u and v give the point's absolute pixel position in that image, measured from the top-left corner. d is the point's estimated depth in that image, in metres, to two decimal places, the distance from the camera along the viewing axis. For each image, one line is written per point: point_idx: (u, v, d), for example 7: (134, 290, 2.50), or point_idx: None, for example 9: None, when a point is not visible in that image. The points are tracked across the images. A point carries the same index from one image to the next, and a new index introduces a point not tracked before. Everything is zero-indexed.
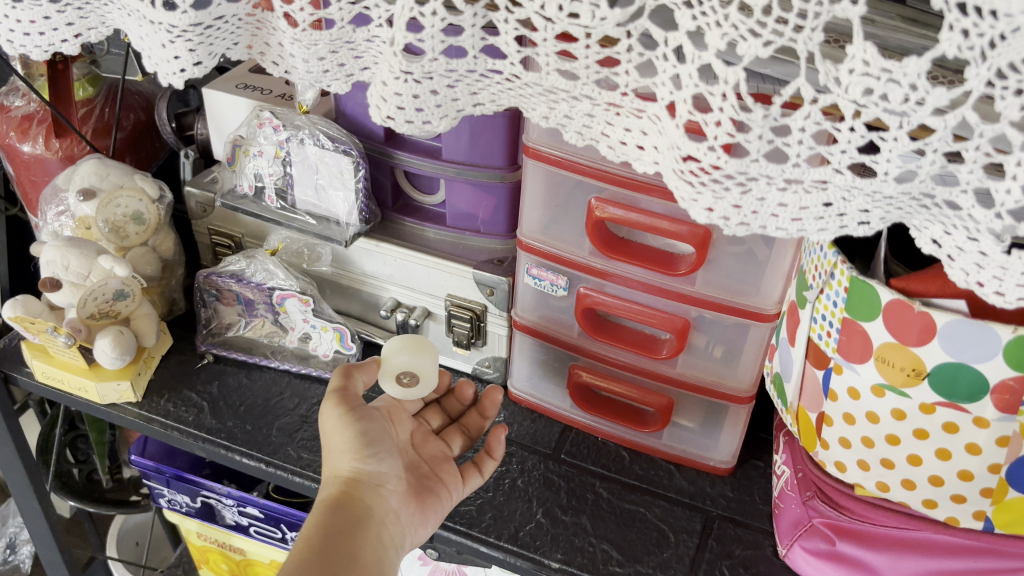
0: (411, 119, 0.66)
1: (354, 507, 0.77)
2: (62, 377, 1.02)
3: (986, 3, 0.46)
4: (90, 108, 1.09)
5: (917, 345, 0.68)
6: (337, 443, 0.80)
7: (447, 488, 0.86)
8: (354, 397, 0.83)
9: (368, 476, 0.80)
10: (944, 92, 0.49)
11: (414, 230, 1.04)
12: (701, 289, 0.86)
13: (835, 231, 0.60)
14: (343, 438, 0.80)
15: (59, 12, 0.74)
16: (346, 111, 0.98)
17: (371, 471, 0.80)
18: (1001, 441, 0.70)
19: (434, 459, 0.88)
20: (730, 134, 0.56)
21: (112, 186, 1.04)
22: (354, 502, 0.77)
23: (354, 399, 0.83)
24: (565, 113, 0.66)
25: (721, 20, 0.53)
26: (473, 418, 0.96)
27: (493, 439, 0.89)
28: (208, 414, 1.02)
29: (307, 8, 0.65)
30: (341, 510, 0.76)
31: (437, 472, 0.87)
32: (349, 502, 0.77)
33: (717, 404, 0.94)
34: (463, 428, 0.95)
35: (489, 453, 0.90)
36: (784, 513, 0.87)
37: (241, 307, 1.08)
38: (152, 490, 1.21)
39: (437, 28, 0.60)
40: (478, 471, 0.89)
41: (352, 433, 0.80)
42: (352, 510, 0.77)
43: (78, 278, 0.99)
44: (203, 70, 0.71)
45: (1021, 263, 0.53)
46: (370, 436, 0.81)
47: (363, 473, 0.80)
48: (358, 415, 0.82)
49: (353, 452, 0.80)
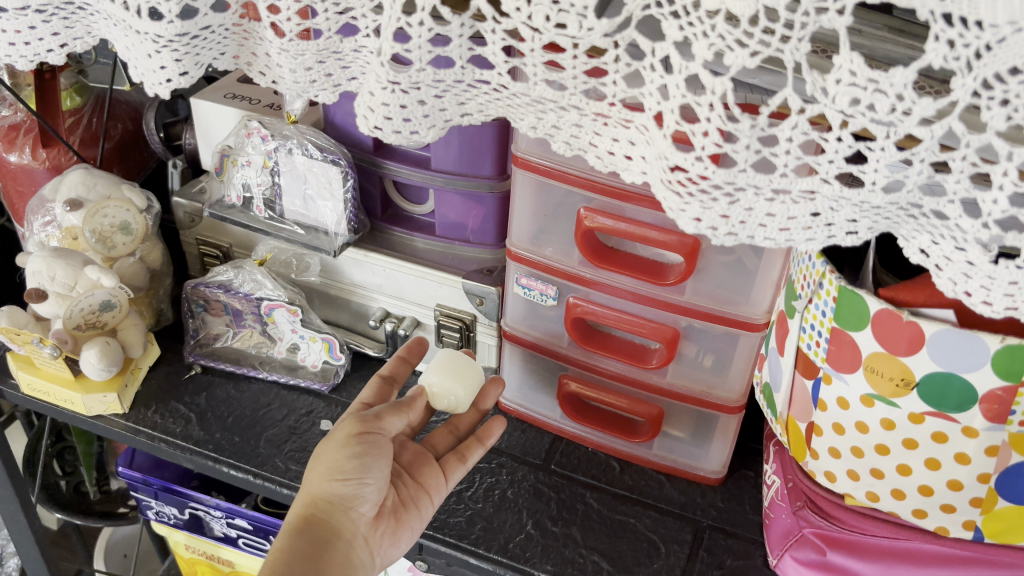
0: (398, 129, 0.66)
1: (322, 531, 0.76)
2: (47, 389, 1.01)
3: (971, 13, 0.46)
4: (77, 118, 1.09)
5: (906, 355, 0.68)
6: (328, 463, 0.77)
7: (429, 494, 0.85)
8: (373, 427, 0.80)
9: (350, 499, 0.77)
10: (930, 102, 0.49)
11: (403, 240, 1.03)
12: (690, 298, 0.86)
13: (823, 241, 0.60)
14: (336, 461, 0.77)
15: (45, 22, 0.73)
16: (335, 121, 0.97)
17: (354, 495, 0.78)
18: (991, 450, 0.70)
19: (417, 460, 0.87)
20: (717, 144, 0.55)
21: (99, 196, 1.03)
22: (324, 525, 0.76)
23: (367, 426, 0.80)
24: (553, 123, 0.66)
25: (708, 30, 0.53)
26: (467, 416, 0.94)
27: (490, 423, 0.89)
28: (196, 426, 1.02)
29: (294, 18, 0.65)
30: (309, 533, 0.76)
31: (418, 478, 0.85)
32: (320, 525, 0.76)
33: (707, 414, 0.94)
34: (451, 427, 0.93)
35: (482, 440, 0.89)
36: (775, 522, 0.87)
37: (229, 317, 1.07)
38: (140, 502, 1.20)
39: (424, 38, 0.60)
40: (464, 463, 0.89)
41: (347, 460, 0.77)
42: (320, 533, 0.76)
43: (64, 288, 0.98)
44: (190, 80, 0.71)
45: (1008, 272, 0.53)
46: (365, 462, 0.77)
47: (346, 496, 0.77)
48: (364, 441, 0.78)
49: (342, 476, 0.77)
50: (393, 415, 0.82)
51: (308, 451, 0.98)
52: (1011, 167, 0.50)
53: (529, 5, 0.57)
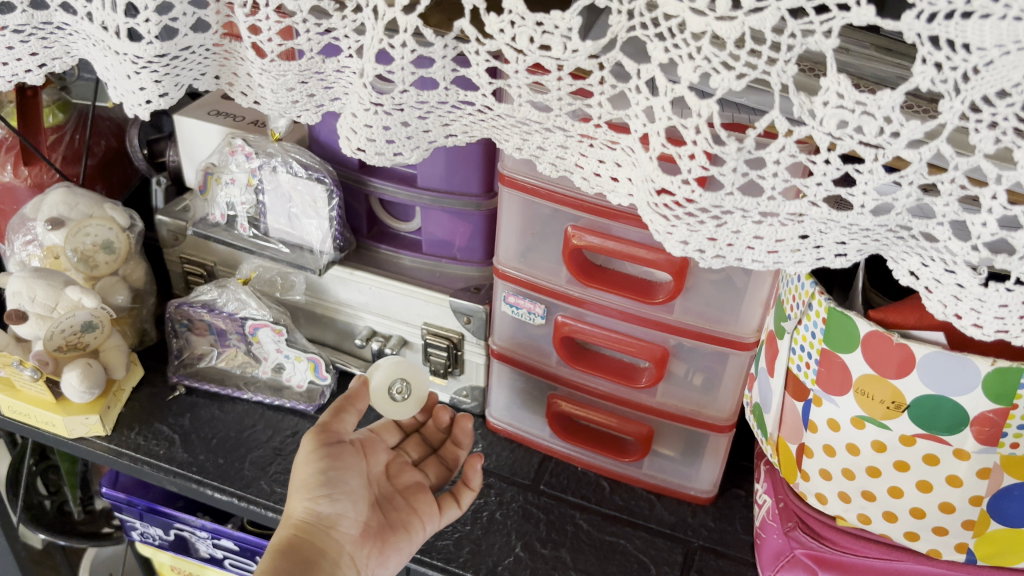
0: (382, 151, 0.65)
1: (307, 552, 0.75)
2: (29, 412, 0.99)
3: (958, 36, 0.46)
4: (60, 135, 1.07)
5: (896, 377, 0.67)
6: (297, 484, 0.78)
7: (421, 519, 0.84)
8: (328, 435, 0.81)
9: (326, 516, 0.77)
10: (918, 125, 0.49)
11: (389, 257, 1.02)
12: (679, 317, 0.85)
13: (812, 264, 0.59)
14: (305, 478, 0.78)
15: (23, 42, 0.72)
16: (320, 139, 0.96)
17: (328, 512, 0.78)
18: (983, 473, 0.70)
19: (409, 489, 0.86)
20: (704, 166, 0.55)
21: (81, 215, 1.02)
22: (307, 544, 0.75)
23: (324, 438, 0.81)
24: (539, 144, 0.65)
25: (694, 52, 0.52)
26: (450, 449, 0.93)
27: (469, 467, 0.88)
28: (179, 448, 1.00)
29: (275, 38, 0.64)
30: (293, 553, 0.75)
31: (409, 501, 0.84)
32: (304, 545, 0.75)
33: (698, 433, 0.93)
34: (439, 458, 0.92)
35: (468, 484, 0.88)
36: (766, 543, 0.84)
37: (213, 337, 1.06)
38: (123, 523, 1.18)
39: (407, 60, 0.59)
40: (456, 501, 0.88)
41: (314, 475, 0.78)
42: (305, 553, 0.75)
43: (45, 309, 0.96)
44: (170, 101, 0.70)
45: (998, 295, 0.53)
46: (328, 475, 0.78)
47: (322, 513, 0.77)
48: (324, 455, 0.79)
49: (312, 493, 0.77)
50: (344, 421, 0.82)
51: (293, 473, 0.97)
52: (1000, 191, 0.49)
53: (513, 27, 0.55)
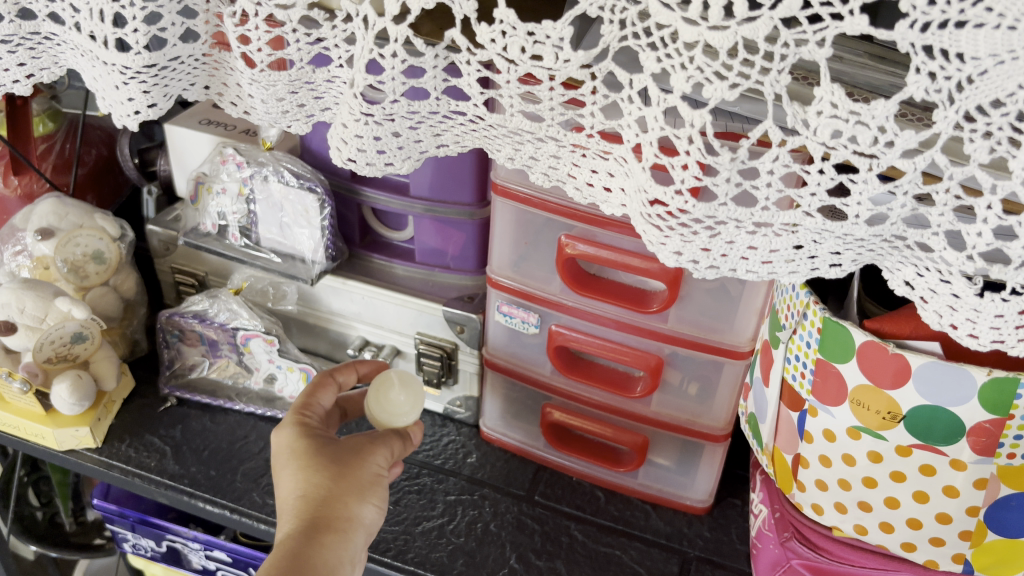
0: (372, 161, 0.65)
1: (343, 555, 0.67)
2: (18, 424, 0.98)
3: (952, 46, 0.45)
4: (50, 144, 1.06)
5: (892, 388, 0.67)
6: (354, 483, 0.70)
7: None
8: (385, 446, 0.74)
9: (367, 526, 0.70)
10: (912, 134, 0.48)
11: (382, 267, 1.01)
12: (673, 326, 0.84)
13: (806, 274, 0.59)
14: (362, 477, 0.70)
15: (10, 53, 0.71)
16: (312, 148, 0.95)
17: (372, 522, 0.71)
18: (979, 483, 0.69)
19: None
20: (697, 177, 0.54)
21: (71, 225, 1.01)
22: (344, 544, 0.67)
23: (382, 445, 0.74)
24: (531, 154, 0.65)
25: (686, 62, 0.51)
26: None
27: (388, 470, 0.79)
28: (171, 459, 0.99)
29: (265, 49, 0.63)
30: (331, 550, 0.66)
31: None
32: (344, 546, 0.67)
33: (693, 443, 0.93)
34: None
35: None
36: (761, 554, 0.84)
37: (205, 347, 1.05)
38: (115, 535, 1.16)
39: (397, 70, 0.59)
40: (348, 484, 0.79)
41: (370, 482, 0.71)
42: (340, 554, 0.67)
43: (34, 320, 0.95)
44: (159, 111, 0.69)
45: (994, 306, 0.52)
46: (380, 485, 0.72)
47: (366, 521, 0.70)
48: (380, 463, 0.72)
49: (369, 499, 0.70)
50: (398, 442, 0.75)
51: None
52: (994, 201, 0.49)
53: (504, 37, 0.55)
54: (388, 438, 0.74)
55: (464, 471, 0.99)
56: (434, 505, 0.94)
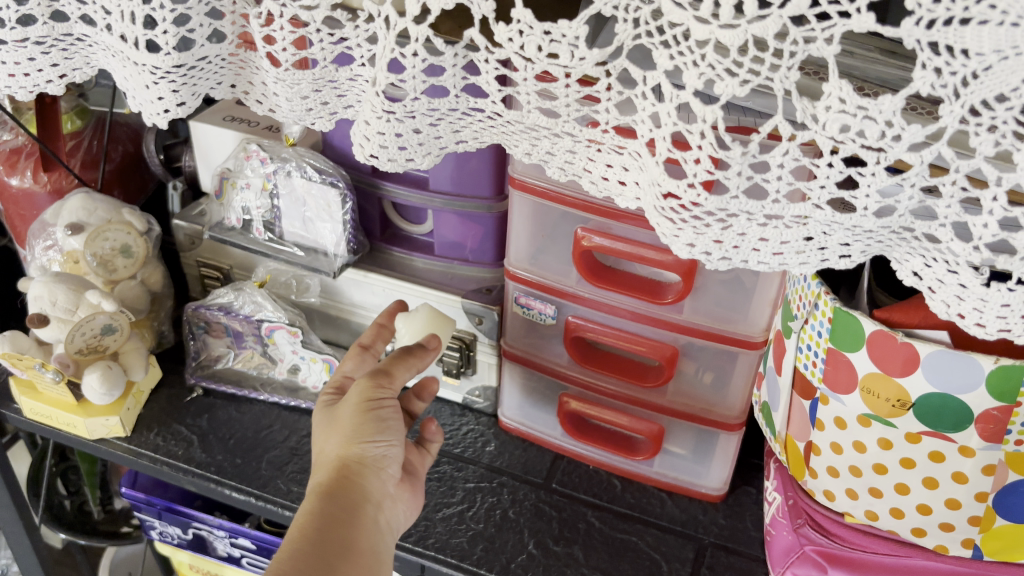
0: (394, 157, 0.67)
1: (355, 495, 0.71)
2: (50, 414, 1.02)
3: (957, 42, 0.47)
4: (79, 141, 1.09)
5: (902, 376, 0.68)
6: (349, 426, 0.73)
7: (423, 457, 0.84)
8: (385, 385, 0.77)
9: (376, 462, 0.73)
10: (919, 128, 0.50)
11: (402, 259, 1.04)
12: (689, 317, 0.86)
13: (816, 264, 0.60)
14: (357, 423, 0.74)
15: (43, 53, 0.73)
16: (334, 143, 0.97)
17: (382, 456, 0.74)
18: (988, 469, 0.71)
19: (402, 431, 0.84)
20: (708, 171, 0.56)
21: (100, 220, 1.04)
22: (355, 487, 0.71)
23: (378, 387, 0.76)
24: (548, 149, 0.67)
25: (698, 59, 0.53)
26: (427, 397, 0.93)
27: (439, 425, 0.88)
28: (198, 448, 1.02)
29: (289, 48, 0.65)
30: (343, 497, 0.71)
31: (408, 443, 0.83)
32: (355, 489, 0.71)
33: (708, 432, 0.94)
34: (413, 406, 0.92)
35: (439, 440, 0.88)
36: (775, 540, 0.85)
37: (230, 339, 1.08)
38: (143, 524, 1.19)
39: (418, 69, 0.61)
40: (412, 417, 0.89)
41: (367, 420, 0.74)
42: (355, 494, 0.71)
43: (66, 313, 0.98)
44: (187, 110, 0.72)
45: (1000, 295, 0.54)
46: (386, 422, 0.75)
47: (372, 457, 0.73)
48: (377, 404, 0.75)
49: (370, 438, 0.73)
50: (403, 368, 0.78)
51: (310, 472, 0.99)
52: (1000, 193, 0.50)
53: (522, 36, 0.56)
54: (382, 369, 0.77)
55: (483, 460, 1.01)
56: (454, 493, 0.96)
